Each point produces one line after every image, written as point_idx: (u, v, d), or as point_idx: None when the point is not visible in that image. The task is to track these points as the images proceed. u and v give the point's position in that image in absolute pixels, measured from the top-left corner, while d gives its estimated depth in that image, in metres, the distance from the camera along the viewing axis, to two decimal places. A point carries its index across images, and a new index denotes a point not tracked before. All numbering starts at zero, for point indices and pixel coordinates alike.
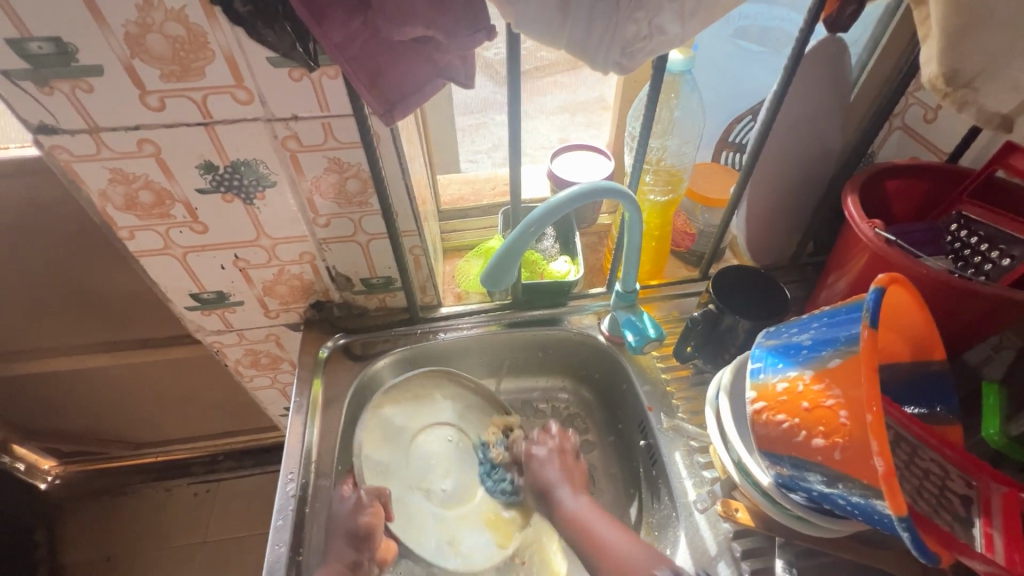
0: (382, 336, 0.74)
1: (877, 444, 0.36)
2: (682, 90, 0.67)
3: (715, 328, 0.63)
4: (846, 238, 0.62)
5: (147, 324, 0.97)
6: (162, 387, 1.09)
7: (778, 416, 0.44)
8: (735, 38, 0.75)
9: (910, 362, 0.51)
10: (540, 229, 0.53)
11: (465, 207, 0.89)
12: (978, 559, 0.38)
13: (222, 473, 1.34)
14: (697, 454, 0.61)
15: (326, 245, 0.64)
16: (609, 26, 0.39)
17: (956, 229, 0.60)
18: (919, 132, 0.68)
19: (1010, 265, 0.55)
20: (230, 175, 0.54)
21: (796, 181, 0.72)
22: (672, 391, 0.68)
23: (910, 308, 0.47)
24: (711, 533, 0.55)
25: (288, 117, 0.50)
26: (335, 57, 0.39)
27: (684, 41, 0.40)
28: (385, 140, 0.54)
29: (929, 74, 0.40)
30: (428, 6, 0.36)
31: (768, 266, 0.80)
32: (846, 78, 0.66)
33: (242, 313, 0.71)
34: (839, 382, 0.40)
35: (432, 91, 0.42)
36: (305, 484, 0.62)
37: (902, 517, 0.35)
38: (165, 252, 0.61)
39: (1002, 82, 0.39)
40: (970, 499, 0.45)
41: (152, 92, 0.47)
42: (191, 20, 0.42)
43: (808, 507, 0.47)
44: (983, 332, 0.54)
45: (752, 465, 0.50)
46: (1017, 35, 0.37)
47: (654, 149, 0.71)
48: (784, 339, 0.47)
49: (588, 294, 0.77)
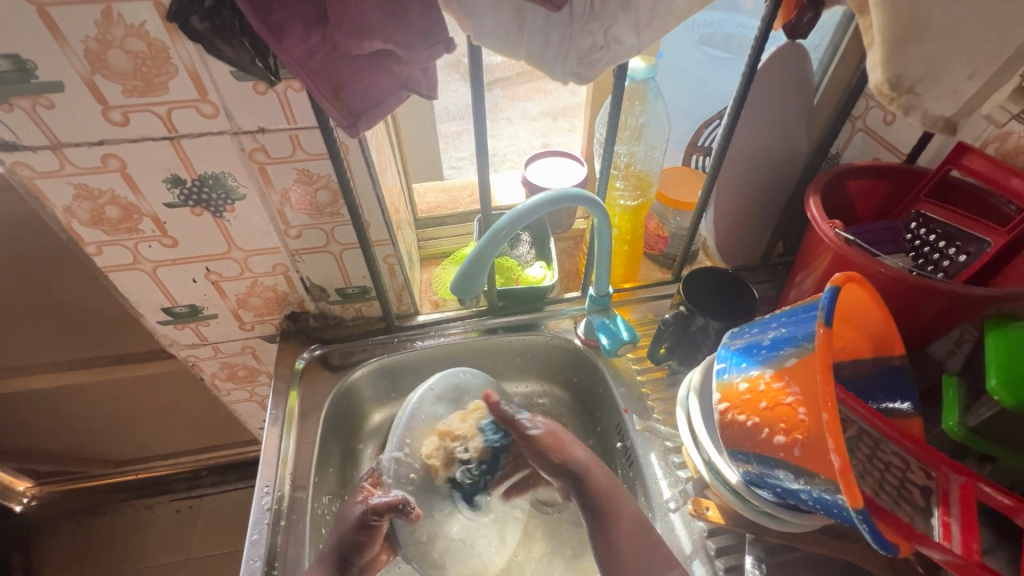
0: (359, 346, 0.74)
1: (833, 441, 0.37)
2: (648, 97, 0.68)
3: (687, 330, 0.64)
4: (811, 239, 0.64)
5: (123, 339, 0.96)
6: (140, 403, 1.08)
7: (742, 415, 0.45)
8: (701, 44, 0.77)
9: (871, 357, 0.52)
10: (509, 235, 0.53)
11: (441, 215, 0.89)
12: (936, 548, 0.39)
13: (205, 489, 1.32)
14: (672, 454, 0.62)
15: (299, 256, 0.64)
16: (564, 38, 0.40)
17: (915, 227, 0.62)
18: (878, 133, 0.70)
19: (966, 261, 0.57)
20: (198, 189, 0.54)
21: (762, 184, 0.73)
22: (647, 392, 0.68)
23: (868, 305, 0.49)
24: (685, 532, 0.56)
25: (254, 130, 0.50)
26: (296, 72, 0.39)
27: (640, 51, 0.41)
28: (354, 151, 0.54)
29: (875, 81, 0.42)
30: (384, 20, 0.37)
31: (739, 267, 0.81)
32: (806, 84, 0.68)
33: (216, 326, 0.71)
34: (797, 379, 0.41)
35: (396, 102, 0.43)
36: (281, 497, 0.61)
37: (858, 509, 0.36)
38: (135, 267, 0.61)
39: (942, 87, 0.40)
40: (930, 490, 0.46)
41: (115, 108, 0.46)
42: (152, 35, 0.43)
43: (775, 502, 0.48)
44: (943, 327, 0.56)
45: (721, 464, 0.51)
46: (955, 42, 0.38)
47: (623, 155, 0.73)
48: (748, 339, 0.48)
49: (564, 299, 0.78)
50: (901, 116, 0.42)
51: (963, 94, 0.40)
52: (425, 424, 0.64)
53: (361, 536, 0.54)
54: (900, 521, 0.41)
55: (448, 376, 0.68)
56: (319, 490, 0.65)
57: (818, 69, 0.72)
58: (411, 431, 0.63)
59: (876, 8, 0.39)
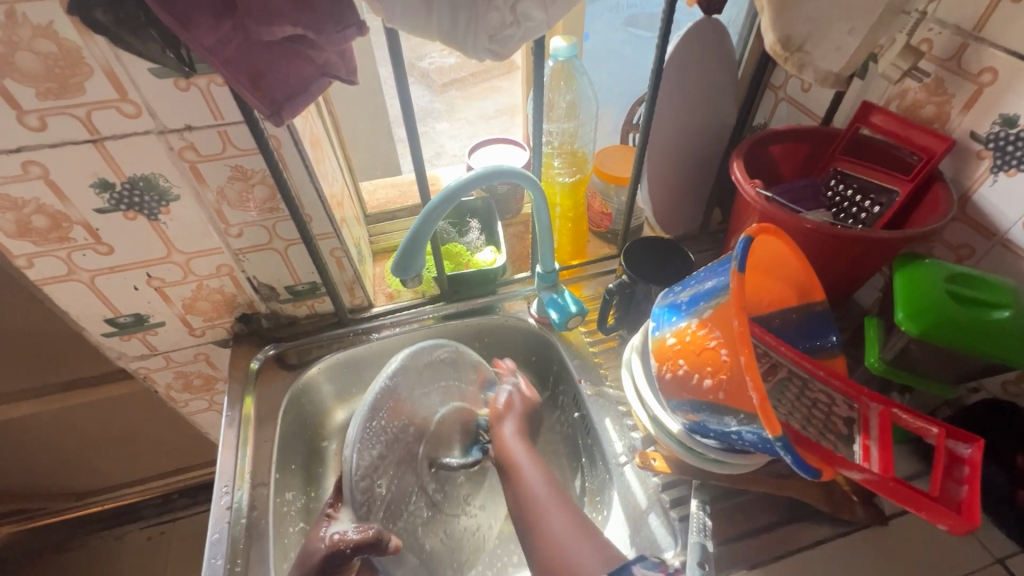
0: (316, 342, 0.74)
1: (749, 376, 0.39)
2: (576, 77, 0.70)
3: (630, 298, 0.67)
4: (739, 203, 0.67)
5: (73, 362, 0.93)
6: (98, 429, 1.05)
7: (674, 365, 0.48)
8: (626, 26, 0.82)
9: (796, 304, 0.55)
10: (442, 216, 0.55)
11: (391, 210, 0.90)
12: (856, 470, 0.42)
13: (177, 512, 1.29)
14: (625, 418, 0.65)
15: (242, 255, 0.64)
16: (471, 16, 0.41)
17: (834, 184, 0.66)
18: (798, 101, 0.75)
19: (880, 212, 0.61)
20: (129, 192, 0.54)
21: (695, 155, 0.77)
22: (600, 361, 0.71)
23: (785, 253, 0.52)
24: (641, 488, 0.59)
25: (181, 128, 0.50)
26: (209, 61, 0.40)
27: (550, 26, 0.43)
28: (286, 143, 0.55)
29: (768, 42, 0.45)
30: (291, 4, 0.37)
31: (681, 237, 0.85)
32: (726, 55, 0.71)
33: (165, 335, 0.70)
34: (718, 325, 0.44)
35: (318, 89, 0.44)
36: (241, 496, 0.61)
37: (777, 437, 0.39)
38: (71, 278, 0.59)
39: (825, 44, 0.44)
40: (853, 420, 0.49)
41: (31, 112, 0.46)
42: (61, 35, 0.42)
43: (717, 447, 0.51)
44: (862, 273, 0.60)
45: (664, 416, 0.53)
46: (830, 4, 0.42)
47: (556, 134, 0.75)
48: (675, 295, 0.51)
49: (516, 280, 0.80)
50: (795, 74, 0.46)
51: (845, 49, 0.44)
52: (409, 387, 0.59)
53: None
54: (823, 448, 0.43)
55: (420, 352, 0.61)
56: (282, 487, 0.65)
57: (738, 43, 0.76)
58: (381, 414, 0.56)
59: None
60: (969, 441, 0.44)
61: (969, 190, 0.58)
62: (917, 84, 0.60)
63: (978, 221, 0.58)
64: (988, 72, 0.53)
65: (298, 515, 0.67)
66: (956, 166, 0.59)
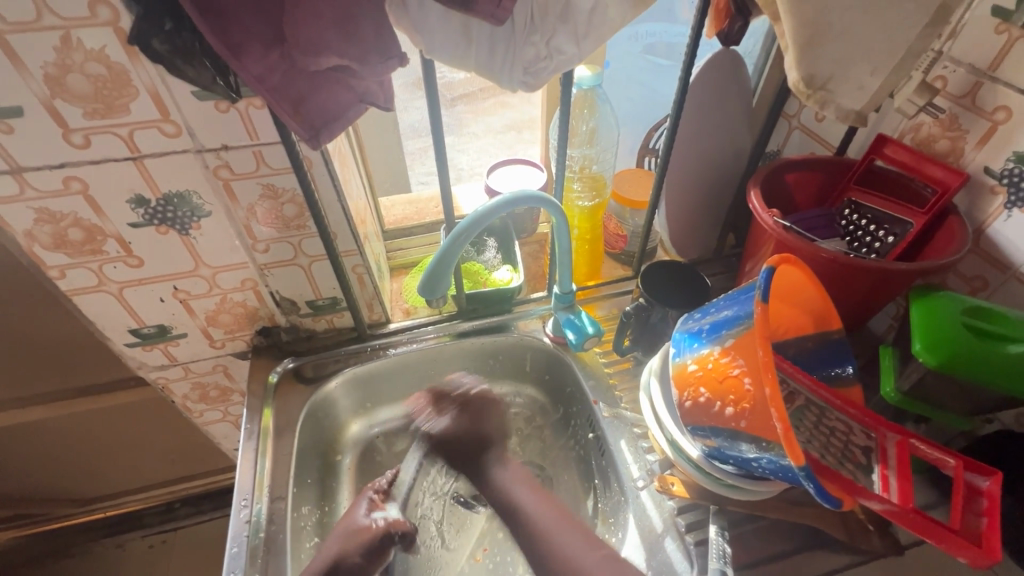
0: (332, 357, 0.75)
1: (773, 406, 0.40)
2: (597, 104, 0.72)
3: (646, 320, 0.68)
4: (755, 230, 0.68)
5: (87, 369, 0.94)
6: (107, 435, 1.05)
7: (695, 392, 0.48)
8: (645, 53, 0.83)
9: (813, 332, 0.56)
10: (469, 238, 0.56)
11: (408, 226, 0.91)
12: (876, 501, 0.43)
13: (180, 521, 1.28)
14: (640, 440, 0.65)
15: (267, 270, 0.65)
16: (508, 48, 0.43)
17: (848, 214, 0.67)
18: (812, 130, 0.76)
19: (894, 242, 0.62)
20: (163, 208, 0.55)
21: (711, 180, 0.78)
22: (615, 383, 0.72)
23: (803, 282, 0.53)
24: (656, 511, 0.59)
25: (218, 147, 0.52)
26: (256, 89, 0.41)
27: (582, 60, 0.44)
28: (317, 164, 0.56)
29: (792, 79, 0.46)
30: (338, 37, 0.39)
31: (695, 260, 0.86)
32: (743, 85, 0.73)
33: (185, 346, 0.71)
34: (741, 353, 0.45)
35: (356, 115, 0.45)
36: (259, 510, 0.61)
37: (801, 467, 0.39)
38: (100, 289, 0.61)
39: (850, 82, 0.45)
40: (871, 449, 0.50)
41: (76, 130, 0.47)
42: (112, 59, 0.44)
43: (736, 473, 0.51)
44: (879, 302, 0.61)
45: (683, 441, 0.54)
46: (855, 46, 0.43)
47: (577, 158, 0.77)
48: (695, 322, 0.52)
49: (532, 299, 0.81)
50: (818, 110, 0.47)
51: (867, 88, 0.45)
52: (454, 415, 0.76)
53: (364, 560, 0.56)
54: (843, 477, 0.44)
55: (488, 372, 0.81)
56: (297, 501, 0.65)
57: (754, 72, 0.78)
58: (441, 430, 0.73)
59: (787, 13, 0.43)
60: (986, 473, 0.45)
61: (983, 223, 0.59)
62: (932, 119, 0.61)
63: (992, 255, 0.59)
64: (1002, 110, 0.55)
65: (313, 530, 0.67)
66: (970, 200, 0.60)
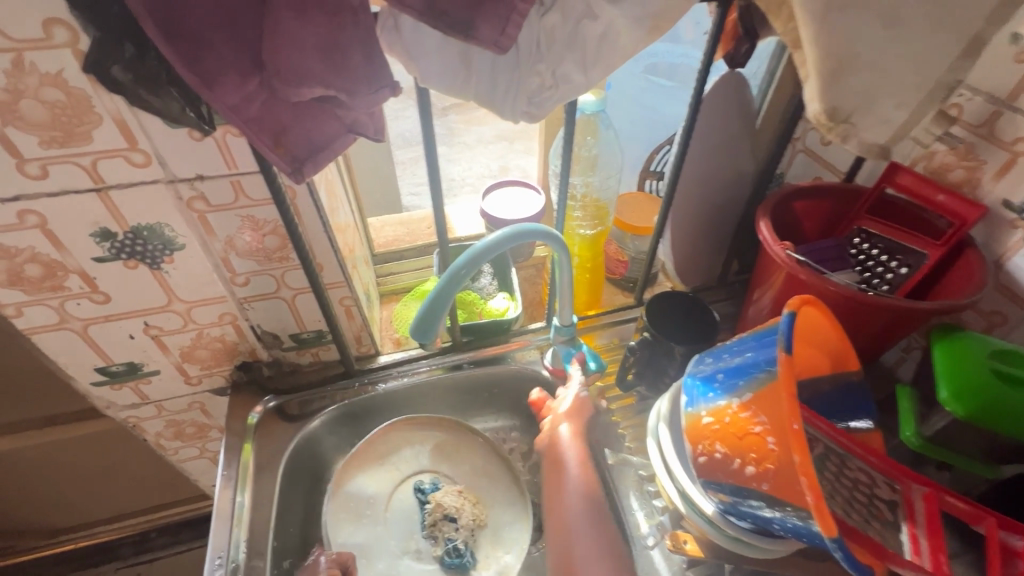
0: (318, 393, 0.70)
1: (803, 473, 0.36)
2: (599, 129, 0.70)
3: (651, 356, 0.64)
4: (763, 259, 0.65)
5: (57, 398, 0.88)
6: (78, 466, 0.99)
7: (710, 447, 0.45)
8: (647, 73, 0.81)
9: (830, 373, 0.53)
10: (469, 271, 0.52)
11: (400, 249, 0.87)
12: (909, 567, 0.40)
13: (157, 552, 1.21)
14: (646, 484, 0.62)
15: (247, 304, 0.60)
16: (512, 80, 0.40)
17: (858, 243, 0.64)
18: (819, 155, 0.74)
19: (908, 274, 0.59)
20: (131, 241, 0.50)
21: (716, 206, 0.75)
22: (617, 420, 0.68)
23: (820, 319, 0.50)
24: (666, 565, 0.57)
25: (192, 177, 0.47)
26: (231, 120, 0.37)
27: (590, 88, 0.40)
28: (302, 195, 0.52)
29: (813, 112, 0.43)
30: (323, 66, 0.35)
31: (699, 287, 0.83)
32: (748, 108, 0.70)
33: (158, 383, 0.66)
34: (763, 409, 0.41)
35: (343, 146, 0.41)
36: (235, 569, 0.56)
37: (833, 537, 0.36)
38: (62, 327, 0.56)
39: (874, 116, 0.42)
40: (896, 504, 0.46)
41: (31, 160, 0.43)
42: (71, 83, 0.39)
43: (752, 530, 0.48)
44: (893, 338, 0.58)
45: (695, 494, 0.50)
46: (882, 79, 0.40)
47: (579, 185, 0.74)
48: (709, 367, 0.48)
49: (529, 329, 0.77)
50: (840, 144, 0.44)
51: (892, 123, 0.42)
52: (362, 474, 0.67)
53: None
54: (871, 541, 0.41)
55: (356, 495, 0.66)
56: (279, 554, 0.61)
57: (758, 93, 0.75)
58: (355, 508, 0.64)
59: (810, 43, 0.40)
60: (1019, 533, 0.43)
61: (1003, 257, 0.57)
62: (947, 148, 0.59)
63: (1013, 291, 0.57)
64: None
65: None
66: (988, 233, 0.58)
